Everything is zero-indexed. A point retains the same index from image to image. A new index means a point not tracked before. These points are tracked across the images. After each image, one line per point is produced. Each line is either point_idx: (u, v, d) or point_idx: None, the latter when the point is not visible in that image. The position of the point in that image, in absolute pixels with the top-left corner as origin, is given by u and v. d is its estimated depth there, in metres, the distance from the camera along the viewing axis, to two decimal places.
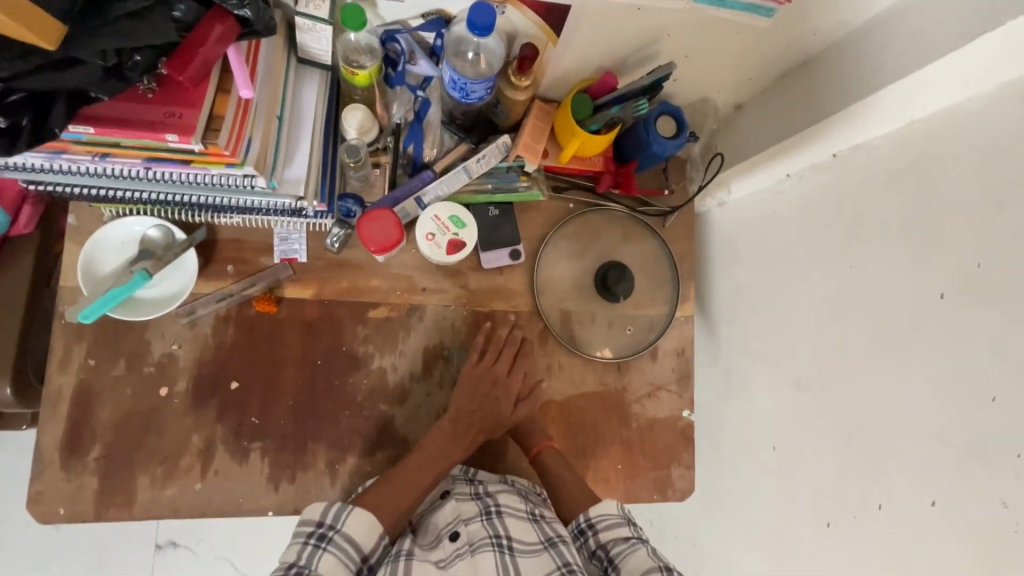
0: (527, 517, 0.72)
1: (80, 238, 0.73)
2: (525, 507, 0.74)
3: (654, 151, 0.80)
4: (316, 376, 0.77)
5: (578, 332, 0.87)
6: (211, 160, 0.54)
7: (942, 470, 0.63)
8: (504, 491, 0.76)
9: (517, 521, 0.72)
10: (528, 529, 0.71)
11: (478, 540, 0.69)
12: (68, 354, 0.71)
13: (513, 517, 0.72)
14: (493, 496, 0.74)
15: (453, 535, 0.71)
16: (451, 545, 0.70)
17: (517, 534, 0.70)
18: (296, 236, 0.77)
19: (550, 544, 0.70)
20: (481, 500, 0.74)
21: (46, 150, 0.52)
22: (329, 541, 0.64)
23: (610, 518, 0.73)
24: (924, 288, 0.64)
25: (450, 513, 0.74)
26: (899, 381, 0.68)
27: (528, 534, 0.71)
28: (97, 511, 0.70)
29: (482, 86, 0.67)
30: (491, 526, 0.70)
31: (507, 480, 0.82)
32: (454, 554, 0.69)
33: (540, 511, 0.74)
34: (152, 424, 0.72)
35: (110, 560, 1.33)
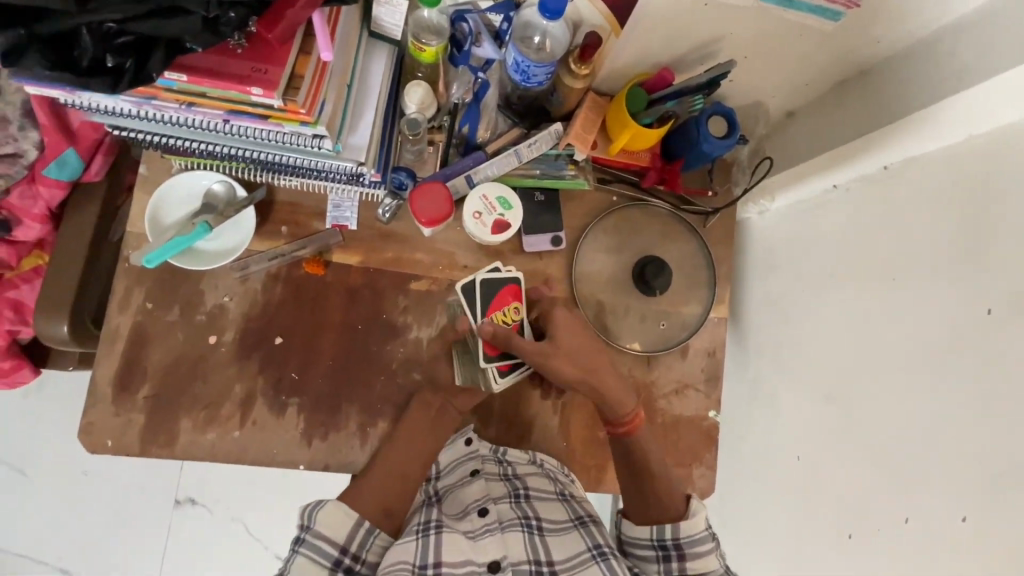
0: (558, 498, 0.76)
1: (149, 188, 0.77)
2: (554, 489, 0.77)
3: (704, 150, 0.81)
4: (355, 341, 0.80)
5: (611, 323, 0.88)
6: (286, 117, 0.57)
7: (972, 485, 0.62)
8: (533, 474, 0.79)
9: (547, 503, 0.75)
10: (558, 510, 0.75)
11: (508, 519, 0.72)
12: (128, 295, 0.75)
13: (542, 499, 0.76)
14: (523, 479, 0.78)
15: (482, 511, 0.73)
16: (480, 520, 0.73)
17: (546, 515, 0.74)
18: (348, 204, 0.80)
19: (580, 522, 0.73)
20: (511, 481, 0.77)
21: (138, 96, 0.56)
22: (302, 543, 0.65)
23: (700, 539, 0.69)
24: (970, 301, 0.63)
25: (479, 490, 0.77)
26: (933, 393, 0.66)
27: (558, 513, 0.74)
28: (141, 447, 0.73)
29: (544, 70, 0.70)
30: (520, 508, 0.74)
31: (536, 458, 0.81)
32: (484, 528, 0.71)
33: (569, 491, 0.78)
34: (199, 369, 0.75)
35: (133, 511, 1.38)
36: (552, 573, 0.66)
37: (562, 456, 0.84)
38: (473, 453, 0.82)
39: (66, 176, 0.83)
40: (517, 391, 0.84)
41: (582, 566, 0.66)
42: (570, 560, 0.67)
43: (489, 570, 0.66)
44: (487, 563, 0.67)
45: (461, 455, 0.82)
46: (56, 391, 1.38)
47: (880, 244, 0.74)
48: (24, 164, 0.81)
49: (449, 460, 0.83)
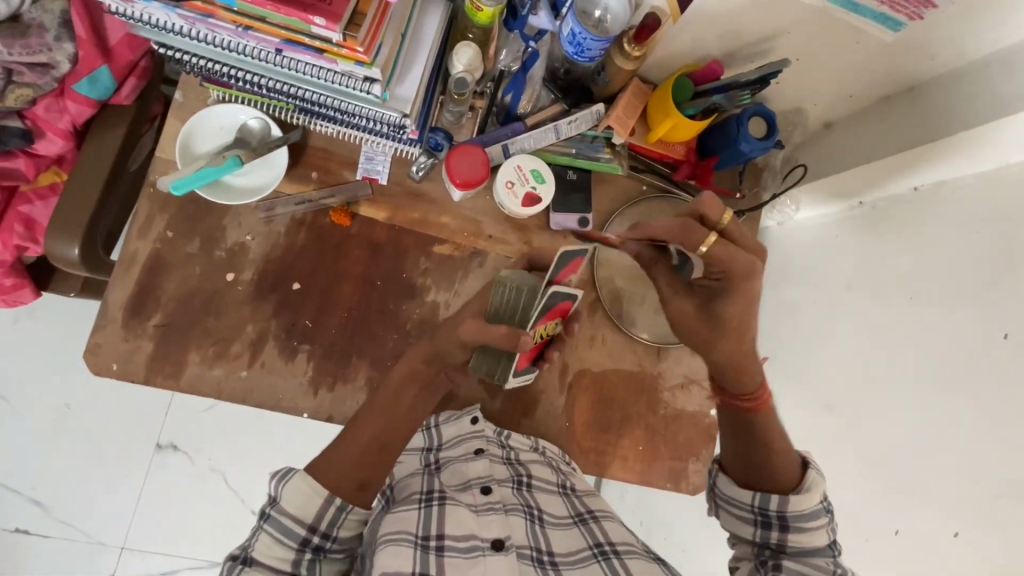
0: (558, 491, 0.75)
1: (183, 116, 0.75)
2: (556, 481, 0.76)
3: (742, 149, 0.81)
4: (372, 296, 0.79)
5: (628, 309, 0.88)
6: (343, 54, 0.56)
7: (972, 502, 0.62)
8: (537, 463, 0.77)
9: (547, 494, 0.74)
10: (558, 503, 0.73)
11: (511, 503, 0.70)
12: (150, 222, 0.74)
13: (543, 490, 0.74)
14: (526, 467, 0.76)
15: (485, 488, 0.72)
16: (483, 497, 0.71)
17: (547, 507, 0.72)
18: (381, 158, 0.80)
19: (581, 519, 0.71)
20: (514, 467, 0.76)
21: (195, 11, 0.54)
22: (268, 519, 0.60)
23: (809, 515, 0.66)
24: (988, 322, 0.64)
25: (483, 469, 0.75)
26: (940, 409, 0.67)
27: (560, 507, 0.73)
28: (146, 375, 0.72)
29: (599, 45, 0.69)
30: (522, 496, 0.72)
31: (539, 445, 0.81)
32: (487, 505, 0.69)
33: (571, 485, 0.77)
34: (213, 304, 0.74)
35: (113, 450, 1.36)
36: (552, 564, 0.64)
37: (564, 437, 0.84)
38: (477, 433, 0.79)
39: (97, 95, 0.81)
40: None
41: (582, 564, 0.65)
42: (571, 555, 0.66)
43: (493, 547, 0.63)
44: (490, 540, 0.64)
45: (465, 432, 0.79)
46: (51, 319, 1.36)
47: (903, 264, 0.75)
48: (53, 76, 0.79)
49: (453, 433, 0.79)
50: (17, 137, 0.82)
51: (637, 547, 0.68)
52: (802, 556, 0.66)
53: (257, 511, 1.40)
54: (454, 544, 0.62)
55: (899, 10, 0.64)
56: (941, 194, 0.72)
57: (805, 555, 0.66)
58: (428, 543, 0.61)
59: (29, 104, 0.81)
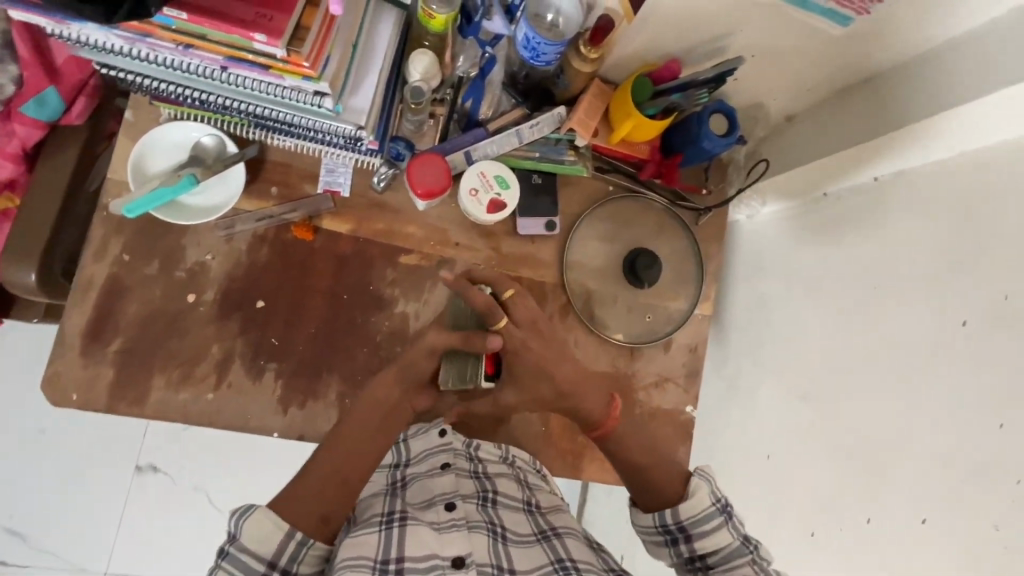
0: (523, 508, 0.74)
1: (135, 135, 0.74)
2: (521, 497, 0.75)
3: (704, 146, 0.81)
4: (339, 311, 0.78)
5: (599, 311, 0.88)
6: (289, 69, 0.55)
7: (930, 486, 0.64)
8: (503, 477, 0.77)
9: (511, 511, 0.73)
10: (522, 521, 0.72)
11: (475, 519, 0.69)
12: (105, 245, 0.72)
13: (508, 506, 0.73)
14: (492, 481, 0.75)
15: (450, 505, 0.69)
16: (446, 513, 0.68)
17: (510, 524, 0.71)
18: (343, 170, 0.79)
19: (544, 536, 0.70)
20: (480, 481, 0.75)
21: (132, 31, 0.53)
22: (226, 556, 0.59)
23: (703, 518, 0.69)
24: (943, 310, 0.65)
25: (448, 484, 0.73)
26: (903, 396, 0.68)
27: (523, 524, 0.71)
28: (109, 403, 0.70)
29: (554, 49, 0.69)
30: (487, 512, 0.71)
31: (508, 455, 0.81)
32: (450, 522, 0.67)
33: (535, 502, 0.76)
34: (175, 327, 0.73)
35: (91, 475, 1.33)
36: None
37: (540, 441, 0.84)
38: (445, 446, 0.77)
39: (46, 117, 0.79)
40: None
41: None
42: (532, 570, 0.65)
43: (453, 566, 0.62)
44: (451, 558, 0.62)
45: (432, 446, 0.78)
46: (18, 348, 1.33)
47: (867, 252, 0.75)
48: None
49: (421, 448, 0.78)
50: None
51: (596, 565, 0.68)
52: (726, 564, 0.67)
53: None
54: (413, 566, 0.60)
55: (845, 6, 0.65)
56: (902, 185, 0.72)
57: (727, 563, 0.67)
58: (386, 568, 0.60)
59: None
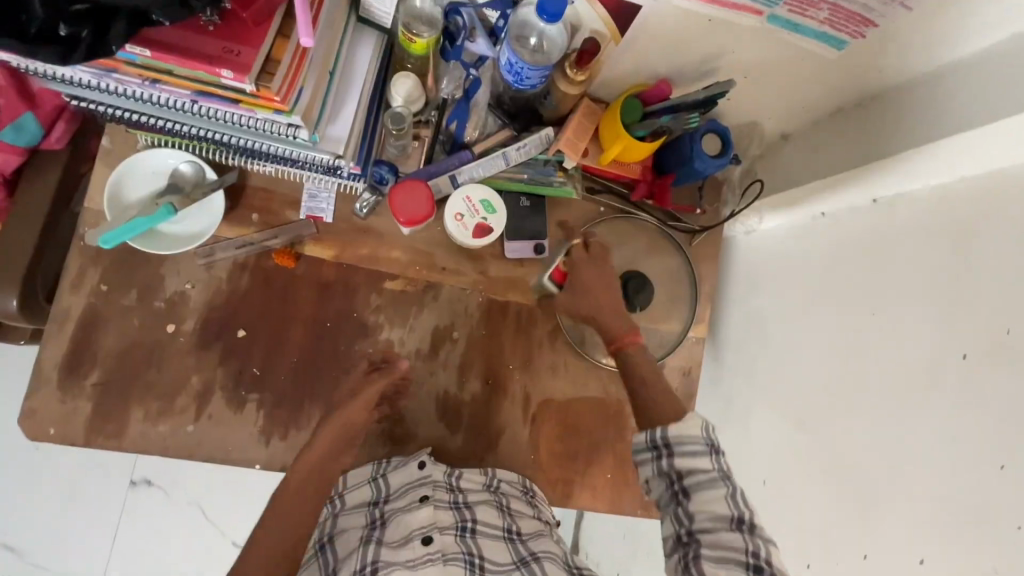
0: (503, 536, 0.76)
1: (113, 162, 0.72)
2: (501, 524, 0.76)
3: (696, 168, 0.79)
4: (322, 338, 0.77)
5: (589, 336, 0.85)
6: (260, 104, 0.54)
7: (907, 515, 0.63)
8: (484, 504, 0.77)
9: (491, 538, 0.75)
10: (501, 549, 0.74)
11: (452, 553, 0.71)
12: (82, 276, 0.71)
13: (488, 534, 0.75)
14: (472, 509, 0.76)
15: (426, 539, 0.71)
16: (422, 548, 0.71)
17: (488, 553, 0.73)
18: (325, 195, 0.77)
19: (522, 563, 0.73)
20: (460, 510, 0.76)
21: (97, 67, 0.51)
22: None
23: (690, 441, 0.63)
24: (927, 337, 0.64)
25: (426, 518, 0.73)
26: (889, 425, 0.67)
27: (501, 552, 0.74)
28: (86, 437, 0.69)
29: (538, 73, 0.67)
30: (465, 543, 0.73)
31: (493, 481, 0.79)
32: (426, 558, 0.70)
33: (516, 527, 0.77)
34: (154, 358, 0.72)
35: (84, 492, 1.33)
36: None
37: (529, 469, 0.82)
38: (424, 479, 0.76)
39: (24, 143, 0.78)
40: (488, 399, 0.81)
41: None
42: None
43: None
44: None
45: (413, 479, 0.76)
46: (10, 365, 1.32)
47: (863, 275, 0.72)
48: None
49: (401, 482, 0.76)
50: None
51: None
52: (703, 491, 0.62)
53: (236, 542, 1.38)
54: None
55: (841, 29, 0.63)
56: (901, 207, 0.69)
57: (703, 490, 0.62)
58: None
59: None
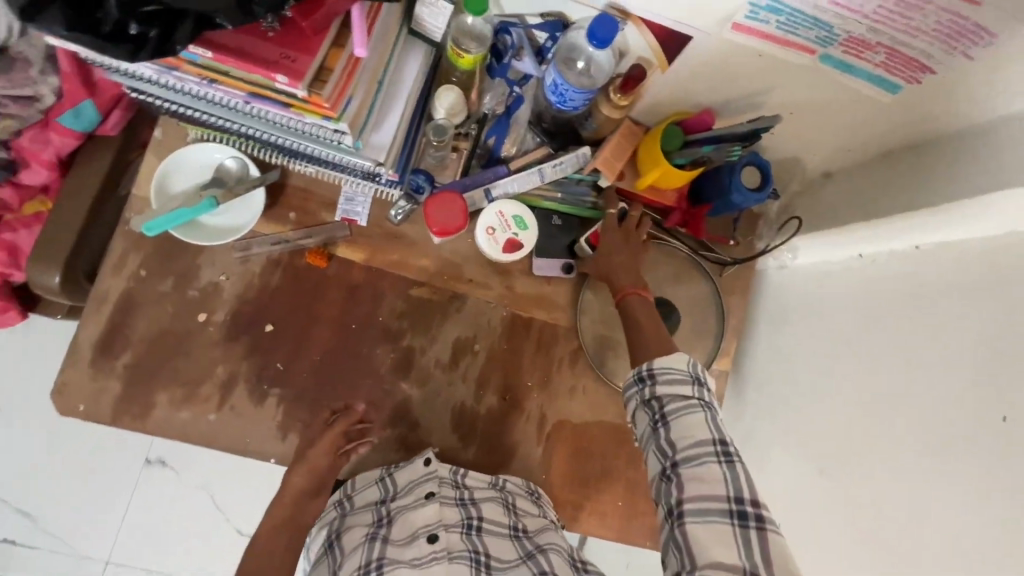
0: (509, 534, 0.78)
1: (163, 153, 0.75)
2: (507, 523, 0.78)
3: (733, 200, 0.78)
4: (346, 340, 0.78)
5: (611, 360, 0.85)
6: (310, 109, 0.55)
7: None
8: (489, 502, 0.78)
9: (496, 537, 0.78)
10: (507, 547, 0.77)
11: (457, 550, 0.75)
12: (124, 259, 0.73)
13: (493, 531, 0.78)
14: (477, 507, 0.78)
15: (431, 538, 0.75)
16: (428, 545, 0.75)
17: (494, 552, 0.77)
18: (361, 199, 0.78)
19: (528, 557, 0.76)
20: (465, 508, 0.78)
21: (160, 64, 0.54)
22: None
23: (674, 378, 0.62)
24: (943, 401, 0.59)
25: (431, 515, 0.76)
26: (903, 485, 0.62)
27: (506, 551, 0.77)
28: (112, 417, 0.71)
29: (581, 96, 0.67)
30: (470, 540, 0.76)
31: (498, 479, 0.80)
32: (431, 557, 0.74)
33: (522, 525, 0.79)
34: (184, 345, 0.73)
35: (101, 465, 1.37)
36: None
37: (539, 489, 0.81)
38: (430, 475, 0.76)
39: (81, 127, 0.81)
40: (503, 415, 0.81)
41: None
42: None
43: None
44: None
45: (418, 476, 0.76)
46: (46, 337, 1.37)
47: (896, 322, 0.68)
48: (39, 108, 0.79)
49: (406, 480, 0.77)
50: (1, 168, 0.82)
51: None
52: (688, 451, 0.59)
53: (240, 530, 1.41)
54: None
55: (895, 73, 0.62)
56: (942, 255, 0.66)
57: (688, 445, 0.59)
58: None
59: (14, 134, 0.81)
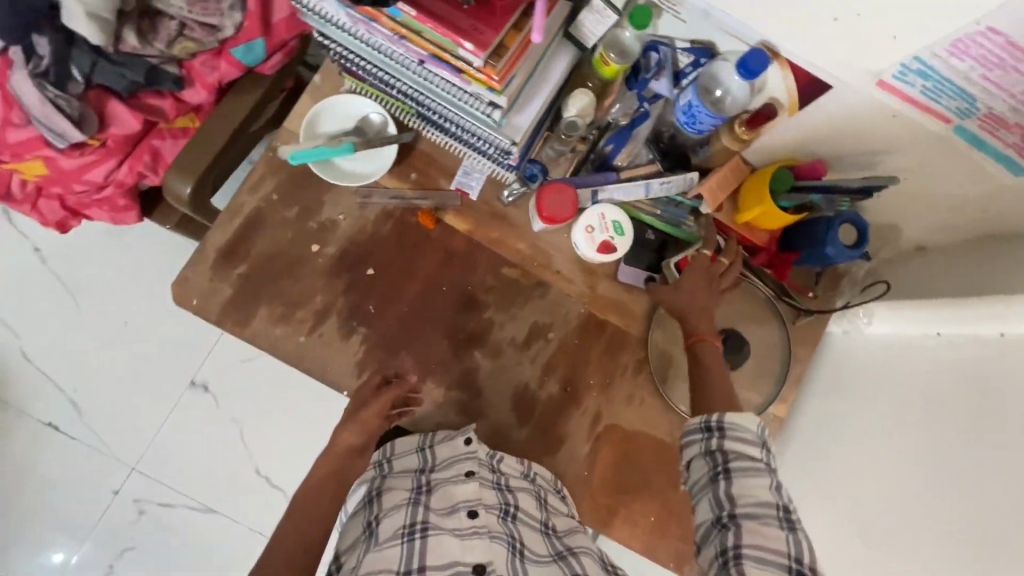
0: (540, 529, 0.76)
1: (317, 97, 0.83)
2: (539, 517, 0.77)
3: (826, 252, 0.80)
4: (434, 299, 0.83)
5: (672, 378, 0.87)
6: (479, 78, 0.61)
7: None
8: (525, 493, 0.77)
9: (530, 529, 0.75)
10: (539, 541, 0.74)
11: (496, 531, 0.71)
12: (262, 181, 0.80)
13: (527, 522, 0.75)
14: (514, 495, 0.76)
15: (472, 512, 0.72)
16: (468, 520, 0.71)
17: (529, 542, 0.73)
18: (477, 175, 0.84)
19: (560, 556, 0.73)
20: (502, 493, 0.76)
21: (364, 14, 0.61)
22: None
23: (744, 437, 0.64)
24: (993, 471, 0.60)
25: (471, 492, 0.74)
26: (951, 557, 0.61)
27: (539, 544, 0.74)
28: (218, 318, 0.77)
29: (711, 121, 0.73)
30: (507, 525, 0.73)
31: (530, 471, 0.80)
32: (472, 530, 0.70)
33: (552, 524, 0.77)
34: (293, 269, 0.79)
35: (154, 376, 1.46)
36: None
37: (578, 485, 0.83)
38: (470, 453, 0.77)
39: (247, 62, 0.89)
40: (561, 405, 0.84)
41: None
42: None
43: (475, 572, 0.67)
44: (473, 565, 0.67)
45: (458, 452, 0.78)
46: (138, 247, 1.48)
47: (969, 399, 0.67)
48: (218, 38, 0.89)
49: (447, 454, 0.78)
50: (171, 81, 0.90)
51: None
52: (748, 507, 0.61)
53: (259, 471, 1.47)
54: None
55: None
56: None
57: (749, 502, 0.61)
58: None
59: (190, 56, 0.90)
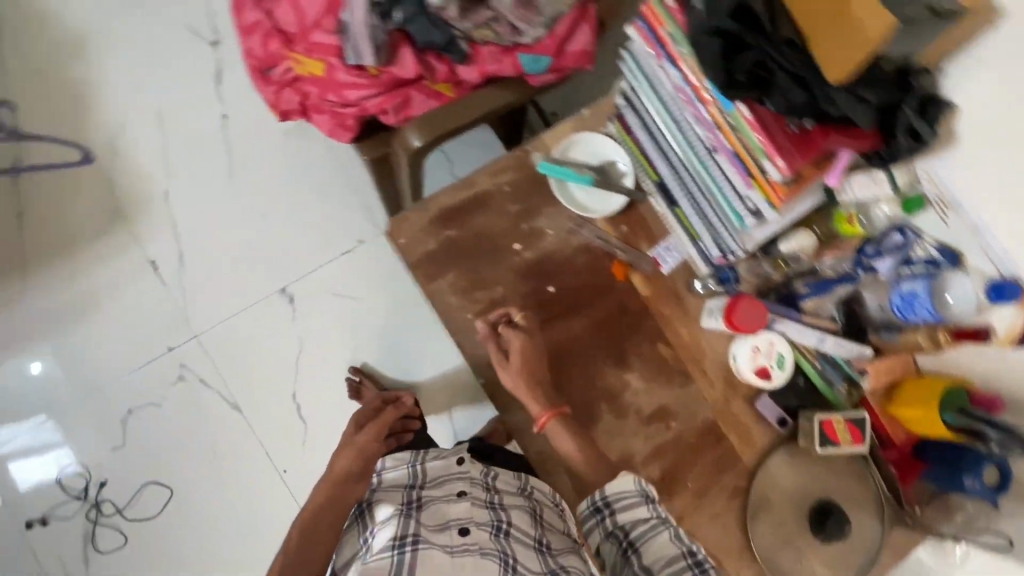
0: (534, 548, 0.74)
1: (579, 126, 0.91)
2: (534, 535, 0.76)
3: (965, 480, 0.78)
4: (590, 340, 0.87)
5: (760, 517, 0.86)
6: (765, 188, 0.68)
7: None
8: (517, 509, 0.80)
9: (523, 547, 0.74)
10: (533, 559, 0.72)
11: (487, 548, 0.71)
12: (503, 171, 0.88)
13: (522, 541, 0.74)
14: (507, 513, 0.78)
15: (462, 530, 0.75)
16: (458, 537, 0.74)
17: (523, 560, 0.71)
18: (676, 253, 0.89)
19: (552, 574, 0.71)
20: (495, 512, 0.79)
21: (695, 91, 0.68)
22: None
23: (624, 497, 0.75)
24: None
25: (462, 512, 0.78)
26: None
27: (532, 562, 0.72)
28: (412, 263, 0.84)
29: (929, 318, 0.74)
30: (499, 542, 0.73)
31: (526, 487, 0.86)
32: (461, 546, 0.72)
33: (546, 541, 0.77)
34: (491, 255, 0.86)
35: (259, 268, 1.54)
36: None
37: None
38: (462, 475, 0.86)
39: (525, 69, 1.00)
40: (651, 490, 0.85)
41: None
42: None
43: None
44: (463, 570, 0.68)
45: (451, 473, 0.87)
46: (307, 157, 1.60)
47: None
48: (516, 40, 0.98)
49: (437, 473, 0.87)
50: (459, 54, 0.99)
51: None
52: (658, 566, 0.71)
53: (295, 396, 1.51)
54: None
55: None
56: None
57: (656, 561, 0.71)
58: None
59: (484, 42, 0.99)
